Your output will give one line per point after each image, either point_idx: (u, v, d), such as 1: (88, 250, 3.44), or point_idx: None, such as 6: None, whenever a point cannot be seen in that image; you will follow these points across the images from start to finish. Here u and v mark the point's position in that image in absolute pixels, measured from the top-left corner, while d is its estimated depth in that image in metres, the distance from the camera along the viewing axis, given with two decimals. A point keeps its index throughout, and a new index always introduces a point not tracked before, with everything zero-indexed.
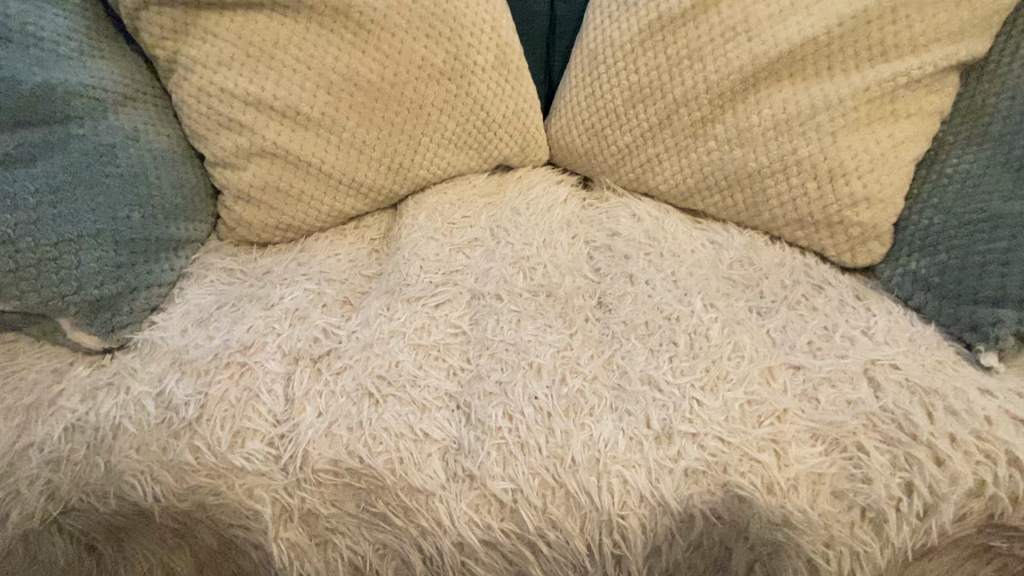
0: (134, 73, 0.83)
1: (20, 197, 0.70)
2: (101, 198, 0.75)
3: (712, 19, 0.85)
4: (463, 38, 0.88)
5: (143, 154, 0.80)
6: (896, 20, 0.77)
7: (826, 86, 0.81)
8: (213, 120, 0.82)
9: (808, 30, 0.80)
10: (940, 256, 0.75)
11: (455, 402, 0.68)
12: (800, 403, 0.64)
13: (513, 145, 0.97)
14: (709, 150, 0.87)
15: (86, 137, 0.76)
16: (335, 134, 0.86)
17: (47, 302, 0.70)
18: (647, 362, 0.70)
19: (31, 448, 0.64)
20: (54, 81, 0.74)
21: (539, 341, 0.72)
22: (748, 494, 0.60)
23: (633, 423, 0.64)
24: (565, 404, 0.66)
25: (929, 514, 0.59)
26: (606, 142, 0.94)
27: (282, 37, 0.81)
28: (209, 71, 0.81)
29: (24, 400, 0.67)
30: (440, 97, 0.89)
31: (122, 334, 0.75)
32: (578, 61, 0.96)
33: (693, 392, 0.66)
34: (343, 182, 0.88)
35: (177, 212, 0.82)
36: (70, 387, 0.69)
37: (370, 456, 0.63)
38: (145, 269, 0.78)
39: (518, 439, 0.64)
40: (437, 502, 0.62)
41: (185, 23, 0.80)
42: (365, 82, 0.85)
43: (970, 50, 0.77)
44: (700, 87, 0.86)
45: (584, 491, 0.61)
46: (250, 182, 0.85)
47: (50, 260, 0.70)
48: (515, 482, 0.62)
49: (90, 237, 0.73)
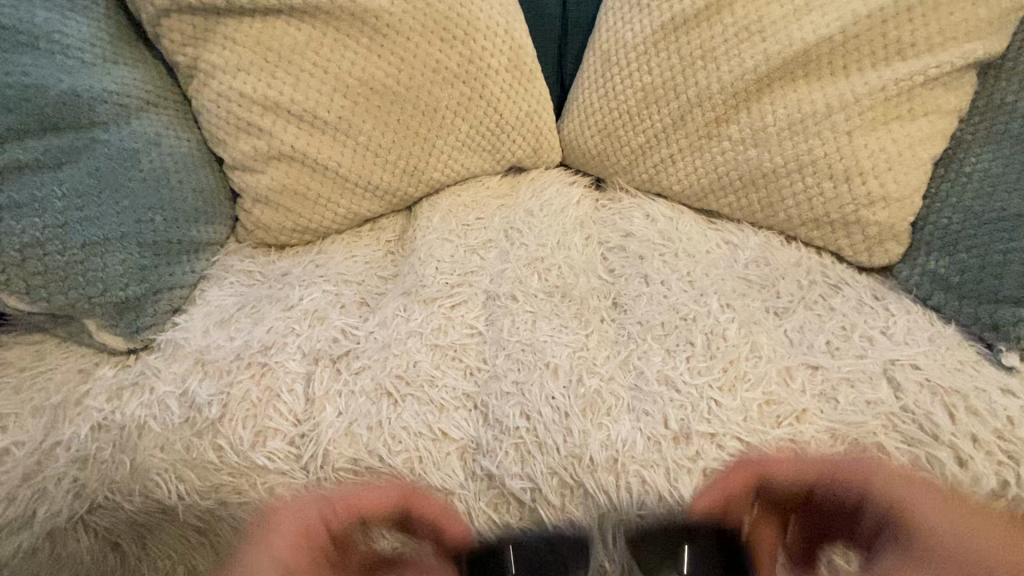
0: (155, 78, 0.84)
1: (48, 201, 0.71)
2: (126, 202, 0.77)
3: (725, 20, 0.85)
4: (477, 41, 0.89)
5: (165, 158, 0.81)
6: (912, 19, 0.77)
7: (842, 85, 0.81)
8: (233, 124, 0.84)
9: (823, 29, 0.80)
10: (960, 255, 0.75)
11: (472, 402, 0.69)
12: (819, 404, 0.64)
13: (527, 146, 0.97)
14: (724, 151, 0.87)
15: (110, 142, 0.77)
16: (352, 137, 0.87)
17: (73, 303, 0.72)
18: (663, 363, 0.70)
19: (58, 447, 0.66)
20: (79, 87, 0.76)
21: (556, 341, 0.72)
22: (767, 494, 0.60)
23: (650, 423, 0.64)
24: (582, 404, 0.66)
25: None
26: (619, 143, 0.95)
27: (299, 42, 0.82)
28: (228, 76, 0.82)
29: (52, 400, 0.69)
30: (455, 100, 0.90)
31: (146, 334, 0.76)
32: (591, 64, 0.97)
33: (711, 392, 0.66)
34: (359, 185, 0.89)
35: (197, 215, 0.84)
36: (96, 388, 0.71)
37: (389, 456, 0.65)
38: (167, 271, 0.79)
39: (536, 439, 0.64)
40: (455, 501, 0.63)
41: (205, 29, 0.81)
42: (380, 86, 0.86)
43: (988, 48, 0.77)
44: (714, 87, 0.86)
45: (602, 491, 0.62)
46: (268, 185, 0.86)
47: (77, 262, 0.72)
48: (532, 481, 0.63)
49: (115, 240, 0.75)
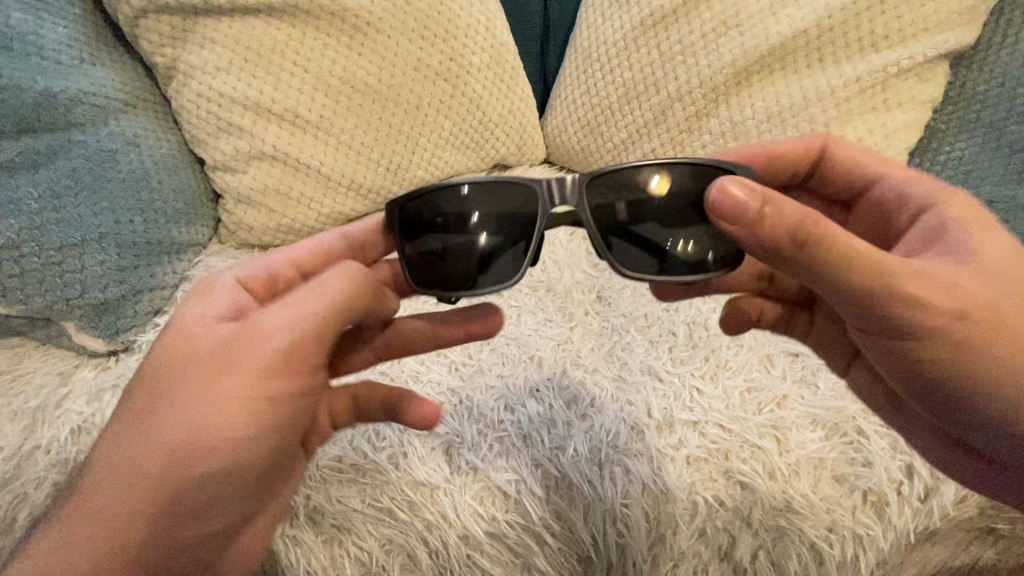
0: (134, 80, 0.84)
1: (23, 203, 0.71)
2: (104, 204, 0.76)
3: (703, 15, 0.86)
4: (457, 38, 0.89)
5: (144, 158, 0.81)
6: (885, 11, 0.78)
7: (818, 77, 0.82)
8: (213, 124, 0.83)
9: (798, 23, 0.81)
10: None
11: (457, 397, 0.68)
12: (799, 390, 0.66)
13: (511, 144, 0.99)
14: (704, 144, 0.89)
15: (87, 143, 0.77)
16: (334, 135, 0.86)
17: (51, 304, 0.72)
18: (647, 353, 0.70)
19: (37, 450, 0.67)
20: (54, 88, 0.75)
21: (540, 334, 0.73)
22: (750, 480, 0.61)
23: (634, 412, 0.65)
24: (566, 396, 0.67)
25: (930, 497, 0.60)
26: (601, 139, 0.96)
27: (279, 42, 0.82)
28: (208, 76, 0.81)
29: (30, 404, 0.70)
30: (436, 98, 0.90)
31: (126, 336, 0.77)
32: (572, 59, 0.98)
33: (693, 381, 0.67)
34: (343, 183, 0.89)
35: (178, 216, 0.83)
36: (77, 389, 0.71)
37: (374, 452, 0.64)
38: (147, 273, 0.79)
39: (521, 432, 0.64)
40: (441, 495, 0.62)
41: (183, 30, 0.81)
42: (362, 84, 0.86)
43: (960, 38, 0.78)
44: (693, 82, 0.87)
45: (588, 482, 0.62)
46: (251, 185, 0.86)
47: (54, 264, 0.72)
48: (518, 474, 0.62)
49: (92, 241, 0.74)
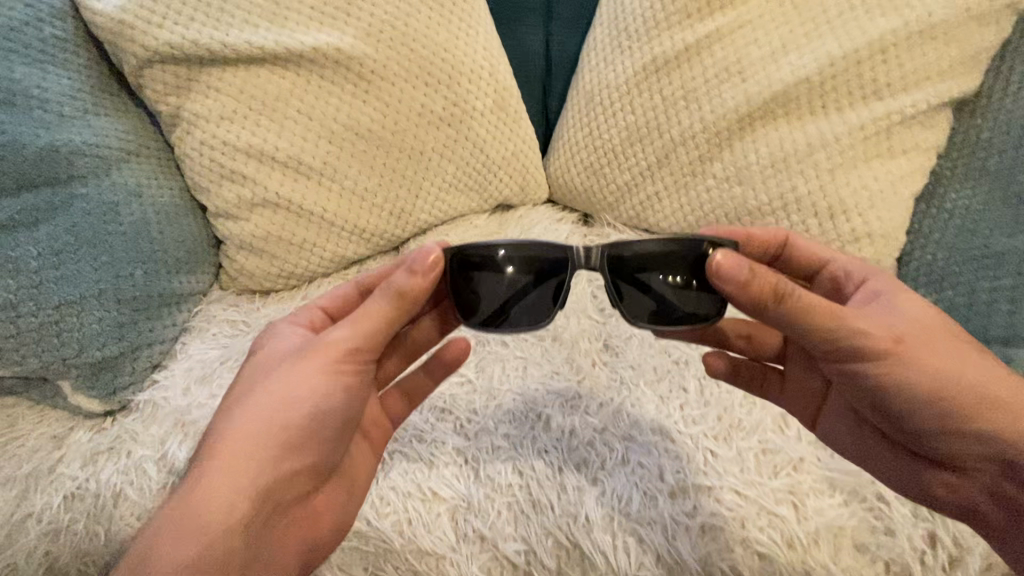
0: (137, 129, 0.84)
1: (21, 261, 0.70)
2: (103, 258, 0.75)
3: (705, 61, 0.86)
4: (461, 85, 0.89)
5: (146, 208, 0.80)
6: (886, 60, 0.78)
7: (822, 123, 0.82)
8: (216, 173, 0.83)
9: (800, 70, 0.81)
10: (945, 292, 0.77)
11: (462, 457, 0.66)
12: (816, 451, 0.64)
13: (514, 185, 0.98)
14: (709, 188, 0.88)
15: (88, 197, 0.76)
16: (337, 182, 0.86)
17: (47, 365, 0.71)
18: (658, 410, 0.69)
19: (29, 519, 0.65)
20: (58, 141, 0.75)
21: (547, 389, 0.71)
22: (768, 550, 0.59)
23: (646, 476, 0.63)
24: (576, 458, 0.65)
25: (955, 567, 0.58)
26: (605, 180, 0.96)
27: (283, 90, 0.82)
28: (212, 125, 0.81)
29: (22, 469, 0.68)
30: (439, 142, 0.90)
31: (122, 395, 0.75)
32: (575, 102, 0.98)
33: (706, 442, 0.65)
34: (346, 229, 0.88)
35: (179, 265, 0.82)
36: (70, 453, 0.69)
37: (377, 519, 0.62)
38: (147, 327, 0.77)
39: (530, 497, 0.63)
40: (449, 565, 0.60)
41: (188, 79, 0.81)
42: (366, 130, 0.86)
43: (961, 86, 0.78)
44: (696, 127, 0.87)
45: (600, 552, 0.60)
46: (253, 233, 0.85)
47: (51, 323, 0.71)
48: (527, 543, 0.61)
49: (91, 297, 0.73)
